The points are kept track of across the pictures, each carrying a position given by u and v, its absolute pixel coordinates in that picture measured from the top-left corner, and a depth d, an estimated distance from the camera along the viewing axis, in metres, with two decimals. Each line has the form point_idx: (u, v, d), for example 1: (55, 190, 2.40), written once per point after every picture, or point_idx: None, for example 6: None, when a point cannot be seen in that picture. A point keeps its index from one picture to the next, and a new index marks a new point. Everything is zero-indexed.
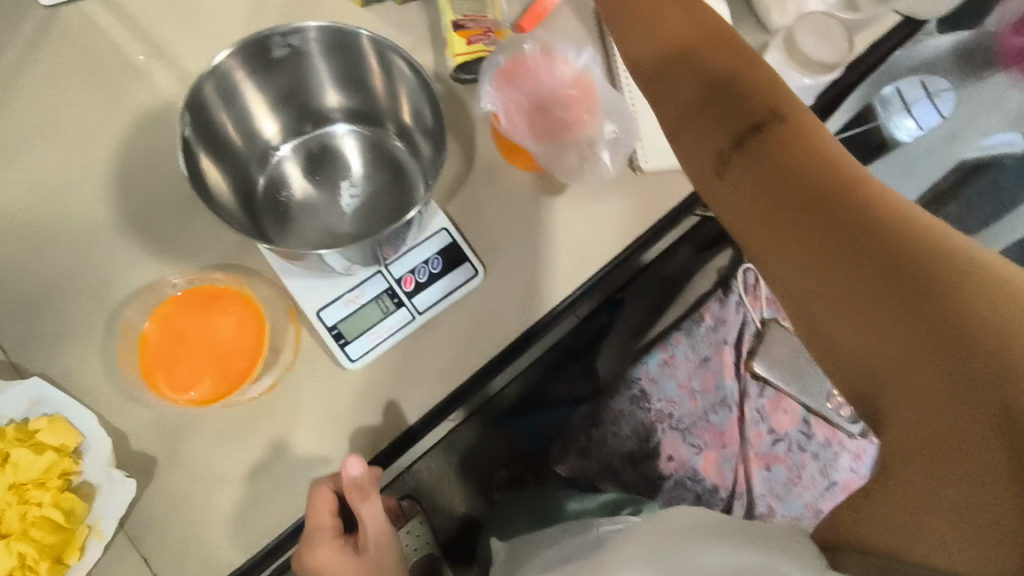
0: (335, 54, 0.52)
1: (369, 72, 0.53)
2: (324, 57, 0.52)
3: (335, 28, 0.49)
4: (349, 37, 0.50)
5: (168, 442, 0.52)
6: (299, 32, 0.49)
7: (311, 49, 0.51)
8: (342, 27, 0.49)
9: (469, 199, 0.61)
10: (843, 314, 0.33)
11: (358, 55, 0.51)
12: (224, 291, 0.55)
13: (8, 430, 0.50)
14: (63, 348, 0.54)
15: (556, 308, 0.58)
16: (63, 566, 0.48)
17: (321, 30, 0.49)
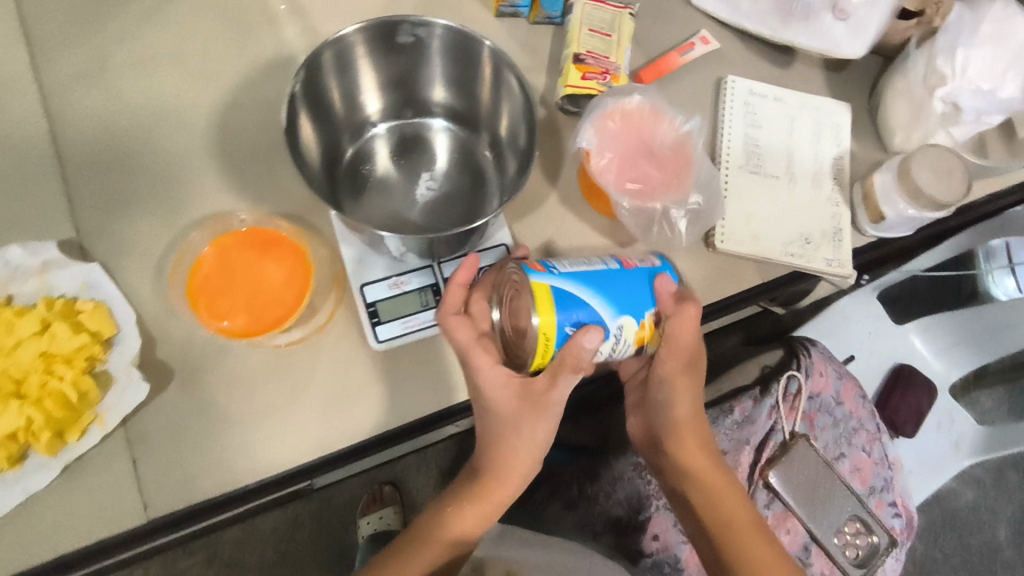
0: (454, 55, 0.54)
1: (483, 80, 0.55)
2: (443, 55, 0.55)
3: (462, 31, 0.51)
4: (472, 44, 0.52)
5: (189, 361, 0.54)
6: (427, 26, 0.52)
7: (433, 45, 0.53)
8: (469, 32, 0.51)
9: (537, 225, 0.62)
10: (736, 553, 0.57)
11: (475, 61, 0.53)
12: (284, 239, 0.57)
13: (56, 303, 0.53)
14: (128, 247, 0.57)
15: None
16: (62, 442, 0.51)
17: (449, 29, 0.51)
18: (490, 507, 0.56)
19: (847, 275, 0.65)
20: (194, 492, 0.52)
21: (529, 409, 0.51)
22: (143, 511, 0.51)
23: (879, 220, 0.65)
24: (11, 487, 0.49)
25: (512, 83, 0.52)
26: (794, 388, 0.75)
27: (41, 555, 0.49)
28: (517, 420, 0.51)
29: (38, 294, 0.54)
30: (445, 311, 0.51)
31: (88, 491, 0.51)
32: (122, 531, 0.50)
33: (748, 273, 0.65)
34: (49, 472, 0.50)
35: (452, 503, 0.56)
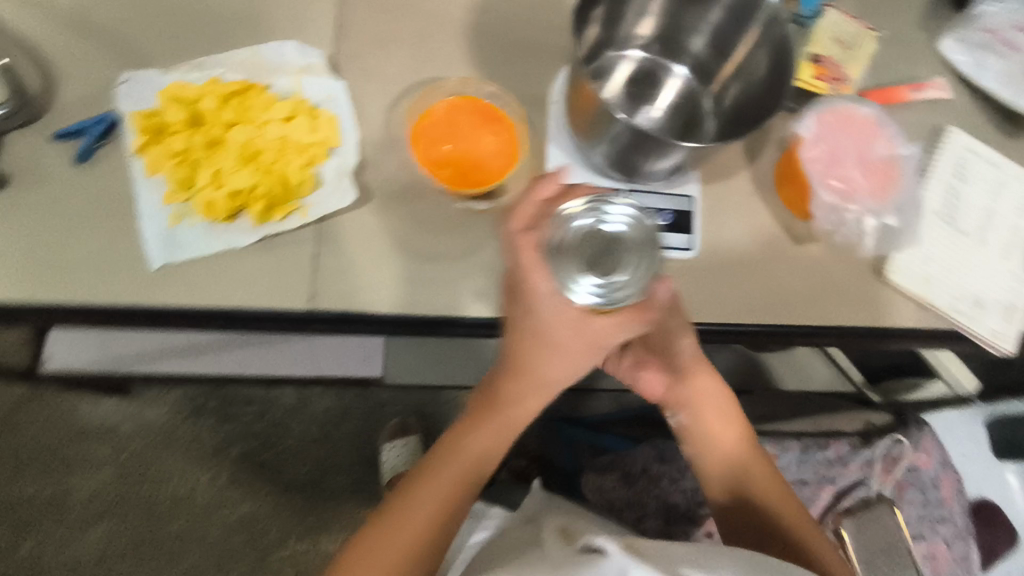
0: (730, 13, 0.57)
1: (748, 42, 0.57)
2: (724, 7, 0.57)
3: None
4: (761, 5, 0.55)
5: (388, 192, 0.60)
6: None
7: None
8: None
9: (722, 194, 0.64)
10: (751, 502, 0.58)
11: (754, 22, 0.56)
12: (505, 119, 0.61)
13: (304, 102, 0.60)
14: (370, 80, 0.63)
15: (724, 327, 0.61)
16: (269, 216, 0.57)
17: None
18: (499, 430, 0.56)
19: (1008, 353, 0.64)
20: (355, 301, 0.57)
21: (575, 333, 0.48)
22: (309, 300, 0.57)
23: None
24: (219, 235, 0.57)
25: (770, 47, 0.55)
26: (897, 452, 0.75)
27: (222, 300, 0.56)
28: (551, 329, 0.48)
29: (291, 91, 0.61)
30: (511, 228, 0.48)
31: (273, 265, 0.57)
32: (288, 309, 0.57)
33: (907, 312, 0.64)
34: (250, 235, 0.57)
35: (463, 425, 0.57)
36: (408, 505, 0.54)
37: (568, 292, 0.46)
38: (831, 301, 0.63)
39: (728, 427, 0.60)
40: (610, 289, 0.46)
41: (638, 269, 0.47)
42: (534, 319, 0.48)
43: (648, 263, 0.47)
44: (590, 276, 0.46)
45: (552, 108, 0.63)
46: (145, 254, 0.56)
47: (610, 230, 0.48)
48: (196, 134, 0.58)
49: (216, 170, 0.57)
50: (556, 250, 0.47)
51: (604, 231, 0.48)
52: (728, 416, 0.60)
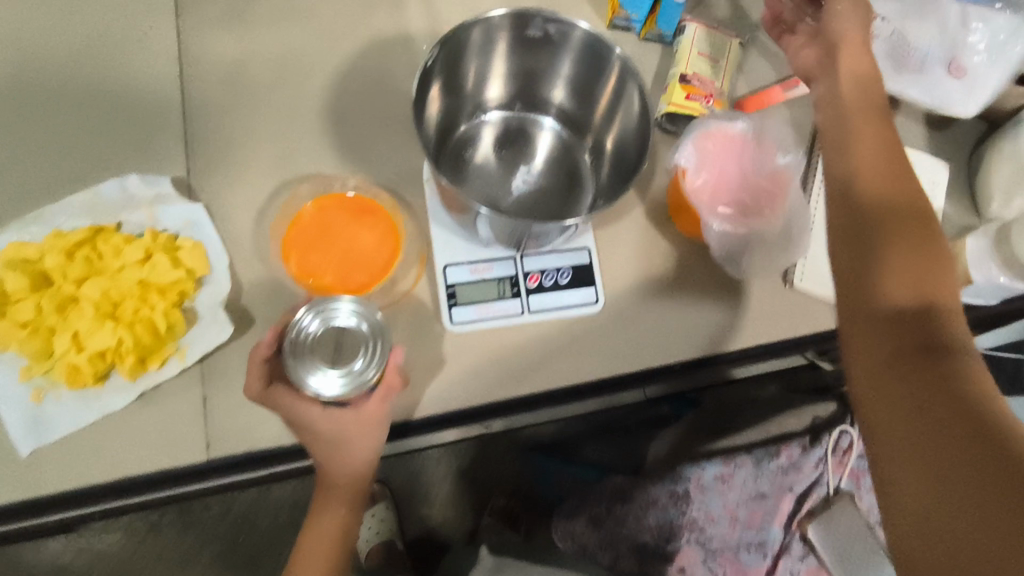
0: (582, 60, 0.55)
1: (604, 89, 0.56)
2: (570, 58, 0.55)
3: (596, 38, 0.52)
4: (601, 52, 0.53)
5: (271, 311, 0.56)
6: (562, 26, 0.52)
7: (563, 46, 0.54)
8: (602, 38, 0.52)
9: (619, 236, 0.63)
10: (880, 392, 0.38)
11: (602, 67, 0.54)
12: (381, 210, 0.58)
13: (160, 235, 0.56)
14: (230, 194, 0.59)
15: (640, 373, 0.60)
16: (143, 369, 0.53)
17: (585, 34, 0.52)
18: (348, 506, 0.56)
19: None
20: (256, 439, 0.53)
21: (338, 421, 0.51)
22: (206, 449, 0.53)
23: (967, 283, 0.63)
24: (92, 402, 0.52)
25: (633, 95, 0.53)
26: (846, 442, 0.75)
27: (108, 472, 0.51)
28: (334, 417, 0.51)
29: (145, 225, 0.57)
30: (252, 387, 0.50)
31: (160, 420, 0.53)
32: (184, 465, 0.52)
33: (822, 315, 0.64)
34: (127, 395, 0.52)
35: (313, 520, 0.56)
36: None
37: (314, 389, 0.48)
38: (748, 321, 0.62)
39: (901, 167, 0.47)
40: (354, 375, 0.49)
41: (371, 356, 0.49)
42: (308, 423, 0.51)
43: (378, 336, 0.49)
44: (323, 368, 0.49)
45: (429, 185, 0.61)
46: (11, 440, 0.51)
47: (337, 329, 0.50)
48: (42, 296, 0.52)
49: (72, 332, 0.52)
50: (300, 363, 0.49)
51: (331, 330, 0.50)
52: (899, 150, 0.47)
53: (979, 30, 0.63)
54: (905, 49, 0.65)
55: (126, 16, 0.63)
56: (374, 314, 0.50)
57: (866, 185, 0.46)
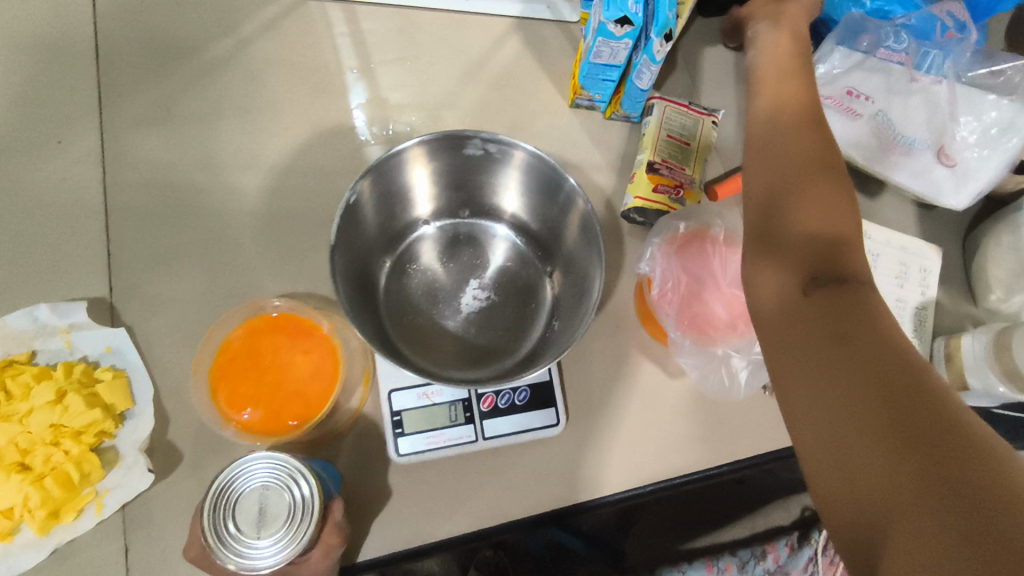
0: (534, 171, 0.51)
1: (558, 203, 0.51)
2: (517, 170, 0.51)
3: (540, 157, 0.48)
4: (548, 170, 0.49)
5: (202, 446, 0.52)
6: (502, 144, 0.48)
7: (507, 160, 0.50)
8: (547, 159, 0.47)
9: (582, 345, 0.58)
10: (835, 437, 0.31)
11: (551, 184, 0.50)
12: (318, 332, 0.53)
13: (78, 368, 0.51)
14: (159, 313, 0.55)
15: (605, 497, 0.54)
16: (57, 521, 0.48)
17: (529, 153, 0.48)
18: None
19: None
20: None
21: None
22: None
23: (961, 387, 0.59)
24: (1, 561, 0.47)
25: (584, 214, 0.49)
26: None
27: None
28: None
29: (62, 354, 0.52)
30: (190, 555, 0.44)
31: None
32: None
33: None
34: (39, 551, 0.48)
35: None
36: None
37: (246, 563, 0.41)
38: (721, 433, 0.58)
39: (821, 179, 0.42)
40: (287, 538, 0.41)
41: (302, 510, 0.42)
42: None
43: (306, 480, 0.43)
44: (250, 539, 0.41)
45: None
46: None
47: (258, 489, 0.43)
48: None
49: None
50: (222, 538, 0.41)
51: (252, 492, 0.43)
52: (826, 158, 0.43)
53: (969, 124, 0.59)
54: (891, 133, 0.61)
55: (46, 120, 0.59)
56: (300, 463, 0.44)
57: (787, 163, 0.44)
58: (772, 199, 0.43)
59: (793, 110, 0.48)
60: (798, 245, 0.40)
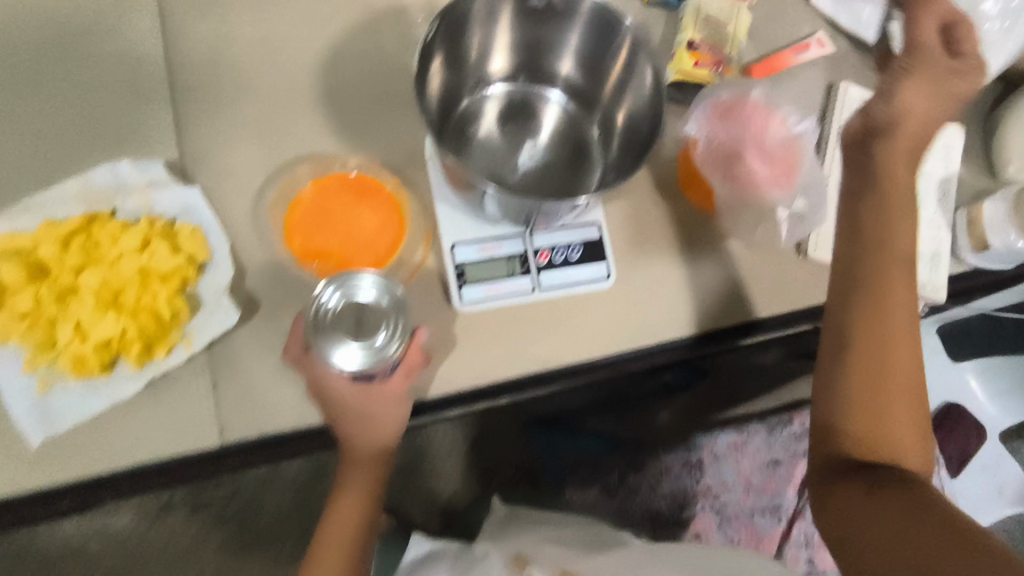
0: (594, 29, 0.53)
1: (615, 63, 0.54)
2: (578, 29, 0.54)
3: (608, 9, 0.51)
4: (611, 25, 0.52)
5: (276, 296, 0.55)
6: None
7: (572, 17, 0.53)
8: (615, 10, 0.50)
9: (630, 210, 0.61)
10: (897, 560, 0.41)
11: (610, 40, 0.53)
12: (382, 189, 0.56)
13: (158, 221, 0.54)
14: (227, 178, 0.57)
15: (655, 346, 0.59)
16: (150, 357, 0.52)
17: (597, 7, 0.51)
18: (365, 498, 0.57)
19: (937, 301, 0.63)
20: (271, 424, 0.53)
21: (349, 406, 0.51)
22: (219, 435, 0.52)
23: (983, 248, 0.62)
24: (100, 392, 0.51)
25: (644, 70, 0.52)
26: None
27: (123, 460, 0.51)
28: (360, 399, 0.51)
29: (141, 210, 0.55)
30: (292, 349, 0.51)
31: (169, 407, 0.52)
32: (200, 450, 0.52)
33: None
34: (135, 384, 0.51)
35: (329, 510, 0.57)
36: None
37: (332, 359, 0.47)
38: (760, 292, 0.61)
39: (893, 286, 0.48)
40: (373, 352, 0.48)
41: (392, 333, 0.48)
42: (338, 403, 0.51)
43: (401, 311, 0.49)
44: (347, 334, 0.48)
45: (432, 163, 0.58)
46: (20, 432, 0.50)
47: (360, 302, 0.49)
48: (40, 287, 0.51)
49: (75, 322, 0.51)
50: (320, 333, 0.48)
51: (354, 303, 0.48)
52: (907, 279, 0.49)
53: None
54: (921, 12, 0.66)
55: None
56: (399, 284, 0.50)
57: (869, 330, 0.48)
58: (833, 401, 0.48)
59: (910, 123, 0.51)
60: (892, 345, 0.47)
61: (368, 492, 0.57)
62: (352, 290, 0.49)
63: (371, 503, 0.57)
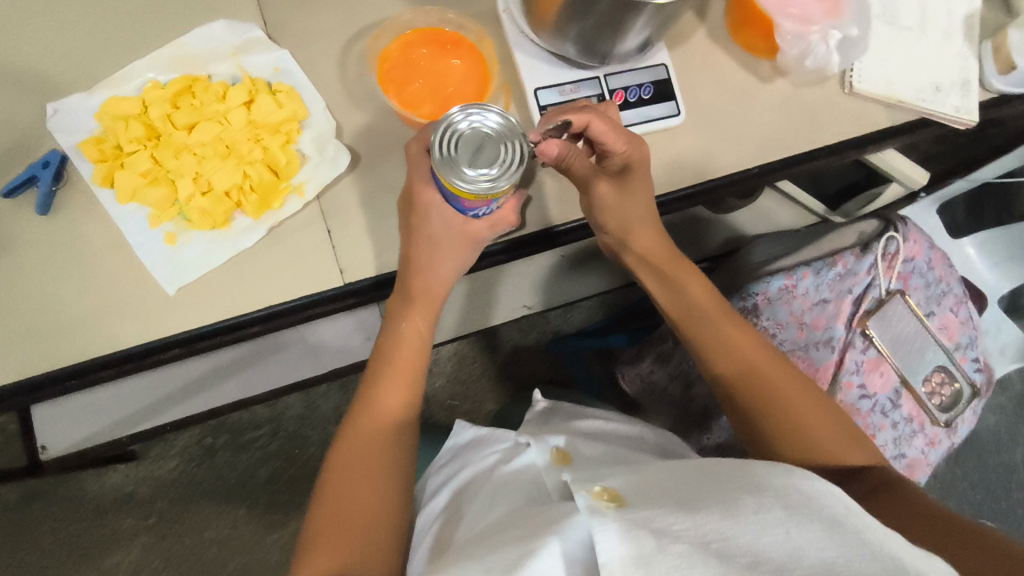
0: None
1: None
2: None
3: None
4: None
5: (375, 148, 0.58)
6: None
7: None
8: None
9: (687, 58, 0.66)
10: (794, 437, 0.54)
11: None
12: (464, 41, 0.60)
13: (257, 81, 0.56)
14: (312, 42, 0.59)
15: (733, 176, 0.63)
16: (267, 208, 0.55)
17: None
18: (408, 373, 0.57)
19: (972, 124, 0.68)
20: (385, 263, 0.56)
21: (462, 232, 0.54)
22: (340, 276, 0.55)
23: (1009, 70, 0.68)
24: (223, 242, 0.54)
25: None
26: (894, 248, 0.80)
27: (252, 303, 0.54)
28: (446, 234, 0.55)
29: (237, 74, 0.57)
30: (412, 147, 0.53)
31: (288, 252, 0.55)
32: (323, 291, 0.55)
33: (878, 115, 0.68)
34: (255, 233, 0.54)
35: (369, 391, 0.56)
36: (353, 442, 0.54)
37: (452, 180, 0.47)
38: (808, 124, 0.67)
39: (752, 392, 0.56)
40: (488, 182, 0.47)
41: (509, 168, 0.47)
42: (435, 234, 0.54)
43: (523, 150, 0.48)
44: (462, 160, 0.48)
45: (507, 16, 0.61)
46: (153, 283, 0.53)
47: (484, 133, 0.48)
48: (156, 147, 0.54)
49: (193, 176, 0.54)
50: (445, 155, 0.47)
51: (479, 132, 0.48)
52: (764, 371, 0.57)
53: None
54: None
55: None
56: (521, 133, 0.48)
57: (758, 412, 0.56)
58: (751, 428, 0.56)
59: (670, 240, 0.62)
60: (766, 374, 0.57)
61: (428, 317, 0.58)
62: (474, 124, 0.48)
63: (429, 329, 0.59)
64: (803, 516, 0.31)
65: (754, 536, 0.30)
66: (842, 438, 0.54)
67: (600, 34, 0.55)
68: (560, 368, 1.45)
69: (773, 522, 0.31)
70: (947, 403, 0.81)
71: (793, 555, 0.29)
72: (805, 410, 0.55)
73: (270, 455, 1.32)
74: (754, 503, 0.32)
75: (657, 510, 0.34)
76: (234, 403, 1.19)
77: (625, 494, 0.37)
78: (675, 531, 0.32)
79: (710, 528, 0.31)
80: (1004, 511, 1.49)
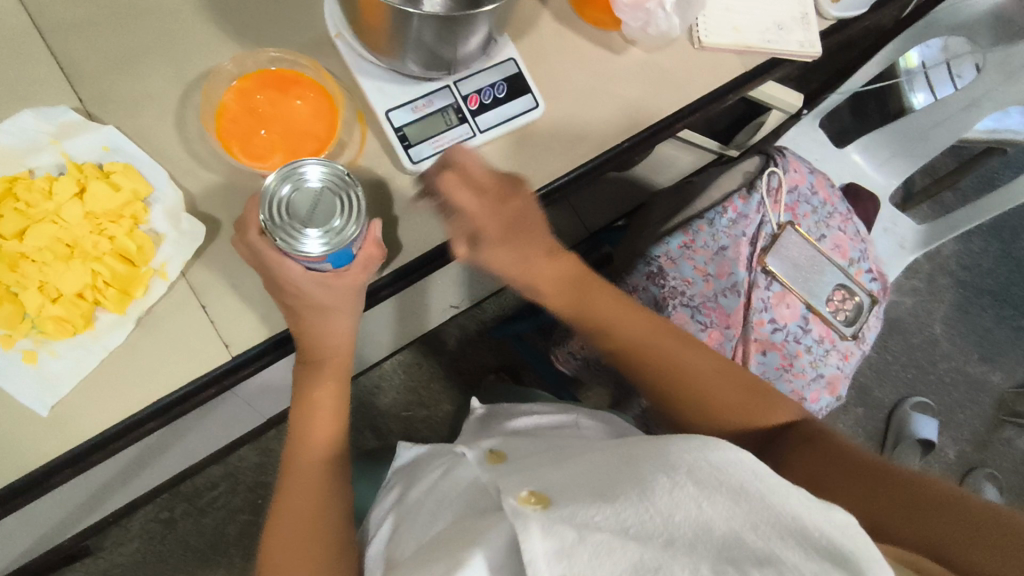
0: None
1: None
2: None
3: None
4: None
5: (232, 210, 0.55)
6: None
7: None
8: None
9: (537, 46, 0.65)
10: (701, 406, 0.58)
11: None
12: (301, 77, 0.57)
13: (85, 167, 0.52)
14: (138, 109, 0.55)
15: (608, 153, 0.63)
16: (129, 299, 0.51)
17: None
18: (333, 413, 0.58)
19: (817, 55, 0.71)
20: (273, 325, 0.54)
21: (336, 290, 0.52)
22: (227, 349, 0.53)
23: None
24: (92, 346, 0.50)
25: None
26: (775, 182, 0.82)
27: (138, 400, 0.51)
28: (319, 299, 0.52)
29: (62, 163, 0.53)
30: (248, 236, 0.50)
31: (164, 341, 0.52)
32: (211, 370, 0.52)
33: (732, 64, 0.69)
34: (124, 328, 0.51)
35: (300, 428, 0.57)
36: (292, 496, 0.53)
37: (296, 246, 0.47)
38: (667, 88, 0.67)
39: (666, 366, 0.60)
40: (334, 234, 0.48)
41: (351, 214, 0.49)
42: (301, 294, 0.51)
43: (358, 196, 0.49)
44: (308, 224, 0.48)
45: (341, 41, 0.58)
46: (23, 406, 0.49)
47: (313, 189, 0.49)
48: None
49: (38, 285, 0.50)
50: (282, 222, 0.47)
51: (309, 190, 0.49)
52: (676, 345, 0.60)
53: None
54: None
55: None
56: (351, 181, 0.50)
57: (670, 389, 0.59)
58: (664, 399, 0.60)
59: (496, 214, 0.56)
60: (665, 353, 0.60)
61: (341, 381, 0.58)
62: (307, 181, 0.49)
63: (341, 397, 0.59)
64: (711, 490, 0.37)
65: (670, 511, 0.37)
66: (756, 396, 0.58)
67: (435, 49, 0.54)
68: (505, 354, 1.45)
69: (685, 499, 0.37)
70: (851, 316, 0.86)
71: (701, 526, 0.35)
72: (717, 381, 0.58)
73: (234, 511, 1.28)
74: (668, 483, 0.38)
75: (582, 505, 0.39)
76: (178, 471, 1.15)
77: (549, 495, 0.41)
78: (596, 523, 0.37)
79: (628, 513, 0.37)
80: (934, 383, 1.60)
